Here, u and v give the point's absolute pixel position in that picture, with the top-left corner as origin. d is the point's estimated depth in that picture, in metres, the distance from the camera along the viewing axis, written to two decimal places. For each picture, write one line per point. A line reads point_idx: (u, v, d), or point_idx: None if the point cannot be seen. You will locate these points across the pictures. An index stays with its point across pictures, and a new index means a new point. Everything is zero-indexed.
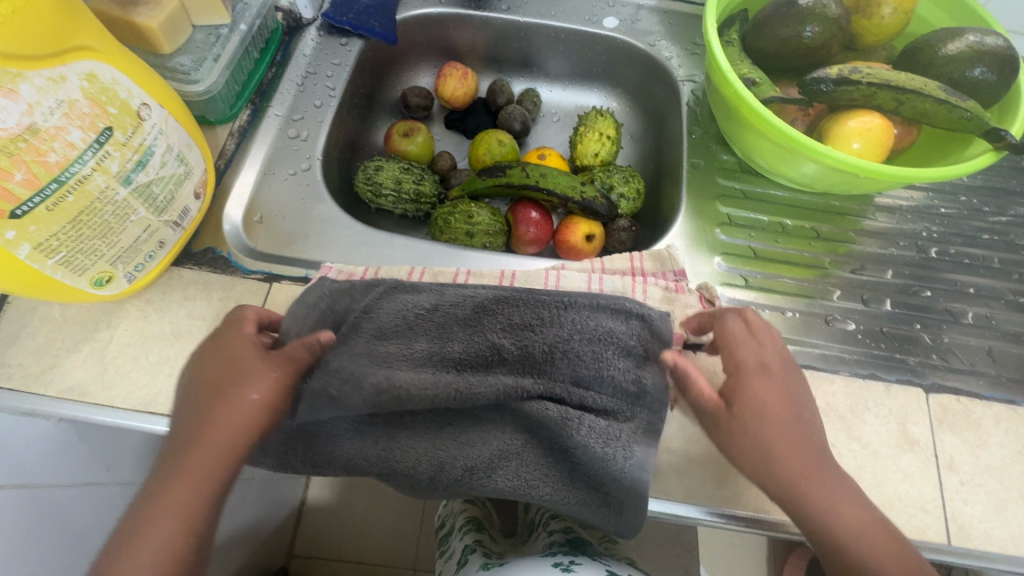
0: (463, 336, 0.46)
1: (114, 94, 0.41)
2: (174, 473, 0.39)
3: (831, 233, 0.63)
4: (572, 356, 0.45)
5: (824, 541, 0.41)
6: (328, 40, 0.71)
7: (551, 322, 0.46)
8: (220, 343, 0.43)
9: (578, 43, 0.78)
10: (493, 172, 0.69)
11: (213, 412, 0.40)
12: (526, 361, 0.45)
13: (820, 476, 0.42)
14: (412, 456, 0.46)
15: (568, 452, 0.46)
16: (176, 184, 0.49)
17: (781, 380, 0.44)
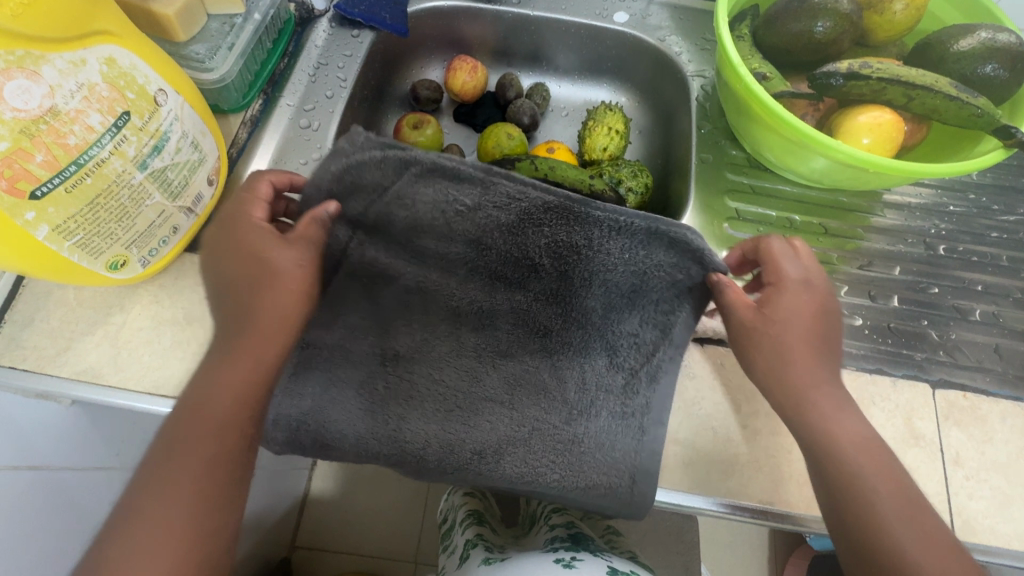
0: (501, 243, 0.43)
1: (131, 79, 0.41)
2: (224, 355, 0.42)
3: (838, 229, 0.63)
4: (608, 288, 0.45)
5: (826, 460, 0.43)
6: (340, 32, 0.71)
7: (597, 247, 0.42)
8: (239, 225, 0.45)
9: (588, 38, 0.78)
10: (502, 165, 0.70)
11: (257, 291, 0.43)
12: (552, 300, 0.47)
13: (827, 399, 0.44)
14: (423, 430, 0.47)
15: (578, 420, 0.48)
16: (191, 170, 0.49)
17: (821, 296, 0.45)
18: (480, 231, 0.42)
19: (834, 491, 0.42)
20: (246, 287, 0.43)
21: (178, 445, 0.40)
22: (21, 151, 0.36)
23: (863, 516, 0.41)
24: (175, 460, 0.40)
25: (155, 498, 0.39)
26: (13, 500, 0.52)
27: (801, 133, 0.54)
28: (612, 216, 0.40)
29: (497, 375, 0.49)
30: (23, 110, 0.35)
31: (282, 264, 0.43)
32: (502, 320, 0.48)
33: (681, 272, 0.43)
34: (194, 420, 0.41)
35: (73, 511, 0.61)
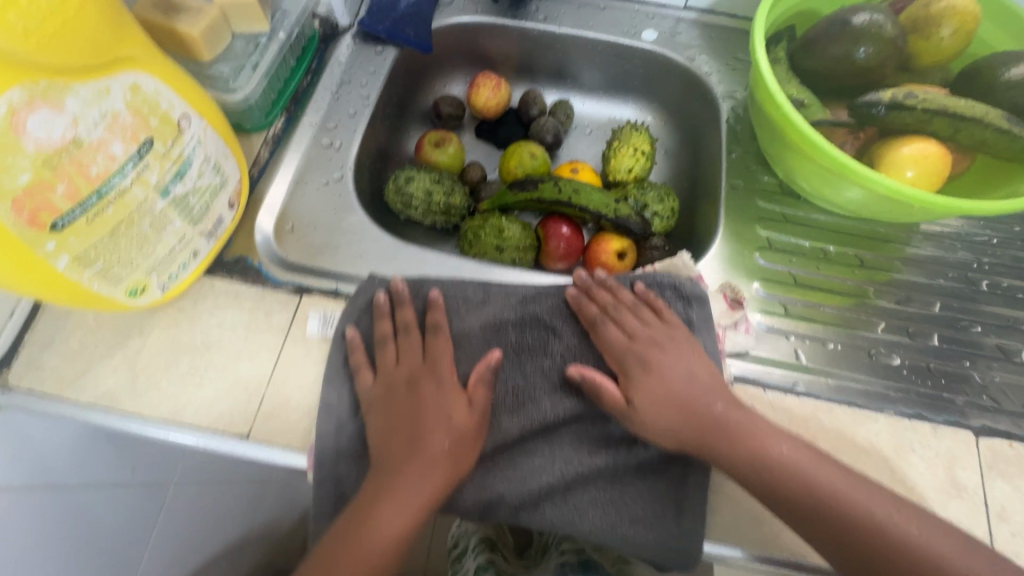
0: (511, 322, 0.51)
1: (155, 105, 0.41)
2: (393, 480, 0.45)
3: (874, 261, 0.61)
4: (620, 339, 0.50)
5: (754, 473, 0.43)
6: (364, 48, 0.70)
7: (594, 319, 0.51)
8: (434, 356, 0.50)
9: (615, 56, 0.76)
10: (524, 186, 0.69)
11: (436, 424, 0.47)
12: (583, 351, 0.51)
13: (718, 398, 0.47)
14: (470, 497, 0.47)
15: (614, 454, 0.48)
16: (212, 194, 0.49)
17: (667, 362, 0.49)
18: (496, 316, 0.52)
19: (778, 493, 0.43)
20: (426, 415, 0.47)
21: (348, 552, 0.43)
22: (43, 182, 0.35)
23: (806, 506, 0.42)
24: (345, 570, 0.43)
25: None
26: (29, 519, 0.52)
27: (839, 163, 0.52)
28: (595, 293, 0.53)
29: (529, 426, 0.49)
30: (45, 141, 0.34)
31: (457, 412, 0.47)
32: (530, 378, 0.50)
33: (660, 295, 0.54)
34: (351, 551, 0.43)
35: (88, 527, 0.60)
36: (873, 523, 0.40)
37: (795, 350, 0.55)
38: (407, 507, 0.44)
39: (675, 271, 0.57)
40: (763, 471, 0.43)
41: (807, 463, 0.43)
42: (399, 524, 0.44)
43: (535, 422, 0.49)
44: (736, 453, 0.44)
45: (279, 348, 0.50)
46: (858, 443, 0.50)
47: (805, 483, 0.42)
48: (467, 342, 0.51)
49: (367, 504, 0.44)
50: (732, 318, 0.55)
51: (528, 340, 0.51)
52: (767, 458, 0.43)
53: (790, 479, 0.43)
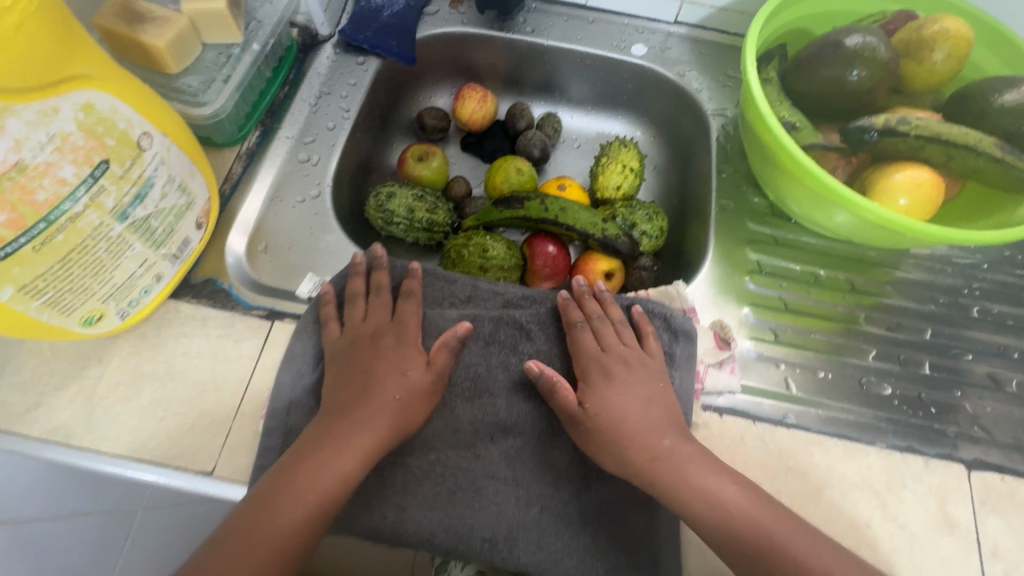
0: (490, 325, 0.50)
1: (113, 124, 0.38)
2: (342, 428, 0.42)
3: (865, 286, 0.60)
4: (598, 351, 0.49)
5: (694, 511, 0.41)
6: (344, 58, 0.68)
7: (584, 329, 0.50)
8: (399, 316, 0.49)
9: (603, 69, 0.75)
10: (509, 203, 0.67)
11: (394, 373, 0.45)
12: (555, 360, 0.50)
13: (660, 424, 0.44)
14: (432, 526, 0.44)
15: (589, 491, 0.45)
16: (177, 216, 0.46)
17: (632, 378, 0.47)
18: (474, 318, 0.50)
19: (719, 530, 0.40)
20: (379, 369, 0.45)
21: (275, 502, 0.39)
22: None
23: (745, 541, 0.39)
24: (264, 527, 0.38)
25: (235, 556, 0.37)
26: None
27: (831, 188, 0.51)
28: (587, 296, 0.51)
29: (501, 450, 0.46)
30: None
31: (415, 368, 0.45)
32: (504, 392, 0.47)
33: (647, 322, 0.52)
34: (281, 497, 0.39)
35: None
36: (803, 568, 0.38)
37: (786, 380, 0.53)
38: (352, 454, 0.41)
39: (669, 300, 0.56)
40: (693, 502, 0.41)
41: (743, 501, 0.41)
42: (340, 472, 0.40)
43: (493, 422, 0.46)
44: (666, 482, 0.42)
45: (247, 378, 0.48)
46: (849, 478, 0.48)
47: (734, 520, 0.40)
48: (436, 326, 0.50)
49: (305, 452, 0.41)
50: (719, 358, 0.51)
51: (501, 335, 0.49)
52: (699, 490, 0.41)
53: (719, 516, 0.40)
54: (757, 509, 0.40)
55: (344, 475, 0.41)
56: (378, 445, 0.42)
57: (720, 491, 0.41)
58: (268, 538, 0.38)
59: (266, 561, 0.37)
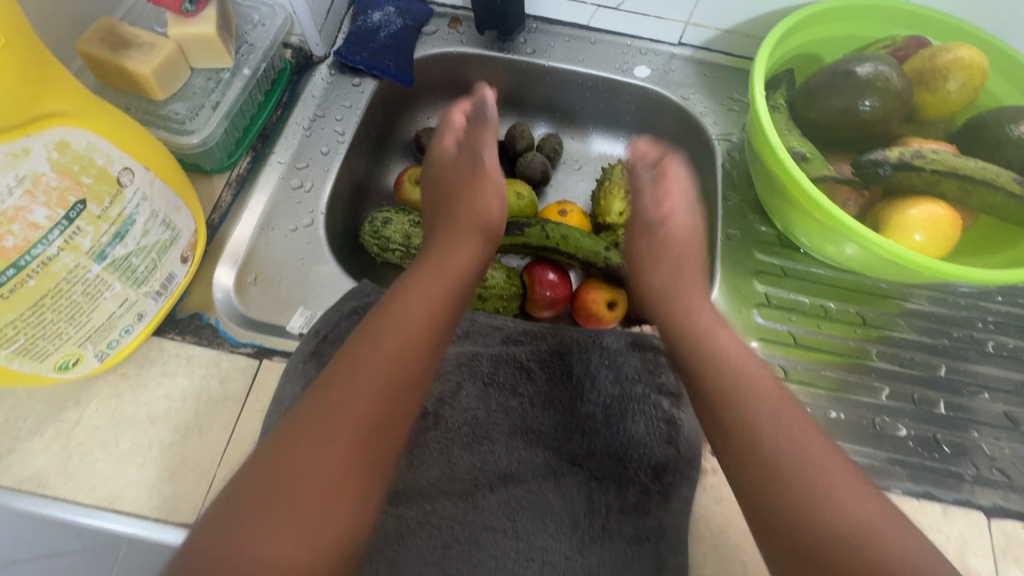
0: (489, 363, 0.49)
1: (90, 162, 0.36)
2: (417, 279, 0.45)
3: (876, 319, 0.58)
4: (597, 391, 0.48)
5: (756, 461, 0.35)
6: (340, 79, 0.66)
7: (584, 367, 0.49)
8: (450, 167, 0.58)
9: (605, 91, 0.73)
10: (509, 229, 0.65)
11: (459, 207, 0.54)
12: (555, 403, 0.48)
13: (753, 359, 0.41)
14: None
15: (591, 545, 0.42)
16: (161, 251, 0.44)
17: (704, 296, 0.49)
18: (471, 355, 0.49)
19: (776, 491, 0.34)
20: (363, 340, 0.39)
21: (271, 510, 0.32)
22: None
23: (808, 504, 0.33)
24: (340, 391, 0.36)
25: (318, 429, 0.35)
26: None
27: (838, 221, 0.49)
28: (587, 333, 0.50)
29: (497, 497, 0.44)
30: None
31: (472, 195, 0.54)
32: (500, 433, 0.46)
33: (654, 364, 0.49)
34: (359, 351, 0.39)
35: None
36: (848, 506, 0.33)
37: None
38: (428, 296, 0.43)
39: None
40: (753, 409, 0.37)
41: (815, 435, 0.36)
42: (415, 319, 0.41)
43: (492, 470, 0.45)
44: (733, 386, 0.39)
45: (234, 422, 0.45)
46: None
47: (796, 444, 0.35)
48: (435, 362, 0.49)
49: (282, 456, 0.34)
50: None
51: (500, 375, 0.48)
52: (771, 406, 0.37)
53: (786, 429, 0.36)
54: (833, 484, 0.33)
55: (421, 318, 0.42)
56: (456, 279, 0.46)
57: (794, 416, 0.37)
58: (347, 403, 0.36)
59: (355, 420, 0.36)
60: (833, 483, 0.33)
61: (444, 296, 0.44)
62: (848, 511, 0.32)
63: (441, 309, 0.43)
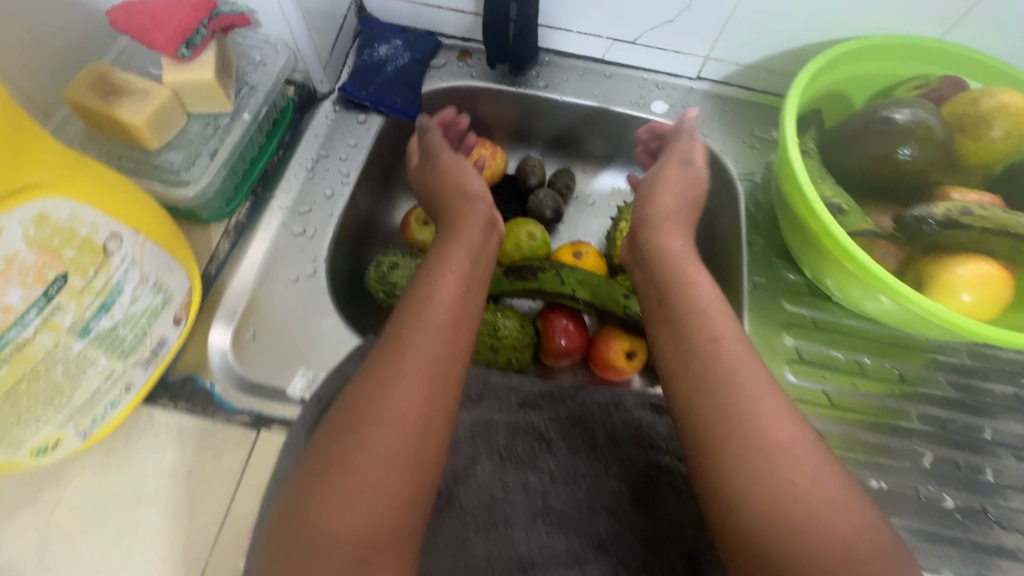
0: (507, 428, 0.46)
1: (72, 233, 0.33)
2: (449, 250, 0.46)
3: (913, 376, 0.54)
4: (624, 460, 0.45)
5: (696, 407, 0.35)
6: (344, 116, 0.63)
7: (608, 432, 0.46)
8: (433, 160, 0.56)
9: (620, 126, 0.70)
10: (521, 274, 0.62)
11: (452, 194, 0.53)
12: (581, 477, 0.44)
13: (730, 321, 0.38)
14: None
15: None
16: (152, 316, 0.40)
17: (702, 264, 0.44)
18: (488, 421, 0.46)
19: (709, 439, 0.33)
20: (414, 305, 0.39)
21: (345, 463, 0.32)
22: None
23: (735, 447, 0.32)
24: (404, 349, 0.36)
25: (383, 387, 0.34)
26: None
27: (872, 275, 0.46)
28: (607, 395, 0.48)
29: None
30: None
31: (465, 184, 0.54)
32: (523, 511, 0.42)
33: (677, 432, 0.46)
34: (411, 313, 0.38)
35: None
36: (785, 478, 0.31)
37: None
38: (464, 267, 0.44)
39: None
40: (704, 377, 0.35)
41: (771, 404, 0.33)
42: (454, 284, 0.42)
43: (514, 556, 0.40)
44: (693, 358, 0.36)
45: (228, 501, 0.42)
46: None
47: (745, 412, 0.33)
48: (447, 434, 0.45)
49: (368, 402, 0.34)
50: None
51: (518, 449, 0.45)
52: (729, 370, 0.35)
53: (731, 397, 0.34)
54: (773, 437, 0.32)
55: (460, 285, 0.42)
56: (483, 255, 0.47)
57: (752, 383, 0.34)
58: (417, 358, 0.36)
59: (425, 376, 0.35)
60: (773, 455, 0.31)
61: (474, 262, 0.46)
62: (788, 485, 0.30)
63: (475, 271, 0.45)
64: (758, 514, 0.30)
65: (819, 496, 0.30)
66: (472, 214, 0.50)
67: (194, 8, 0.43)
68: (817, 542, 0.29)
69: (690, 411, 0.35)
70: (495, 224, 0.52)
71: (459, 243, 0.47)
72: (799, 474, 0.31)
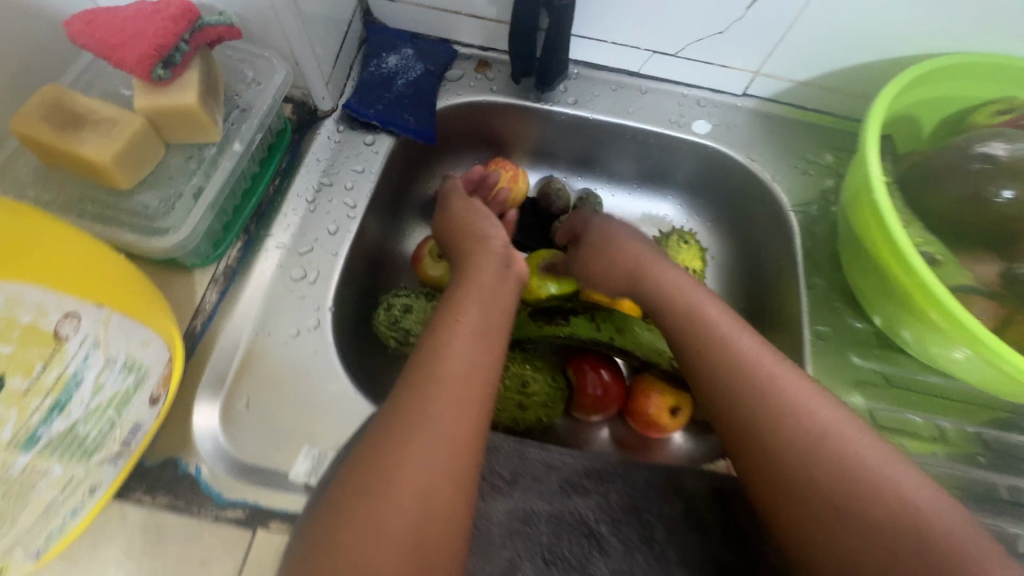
0: (548, 523, 0.39)
1: (8, 323, 0.25)
2: (461, 291, 0.42)
3: (1001, 443, 0.48)
4: (688, 561, 0.38)
5: (745, 417, 0.37)
6: (350, 137, 0.55)
7: (666, 525, 0.39)
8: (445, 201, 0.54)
9: (655, 148, 0.63)
10: (551, 317, 0.54)
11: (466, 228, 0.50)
12: None
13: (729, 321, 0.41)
14: None
15: None
16: (121, 403, 0.33)
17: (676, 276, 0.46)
18: (527, 515, 0.40)
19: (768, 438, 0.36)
20: (424, 363, 0.37)
21: (352, 522, 0.31)
22: None
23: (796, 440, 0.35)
24: (413, 412, 0.34)
25: (391, 448, 0.33)
26: None
27: (971, 334, 0.40)
28: (663, 475, 0.41)
29: None
30: None
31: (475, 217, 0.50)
32: None
33: (749, 521, 0.39)
34: (422, 372, 0.36)
35: None
36: (857, 470, 0.33)
37: None
38: (481, 312, 0.41)
39: None
40: (749, 389, 0.37)
41: (813, 397, 0.36)
42: (469, 334, 0.39)
43: None
44: (710, 375, 0.39)
45: None
46: None
47: (798, 414, 0.35)
48: (482, 535, 0.38)
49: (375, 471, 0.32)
50: None
51: (564, 548, 0.38)
52: (766, 375, 0.37)
53: (780, 402, 0.36)
54: (825, 415, 0.35)
55: (476, 332, 0.39)
56: (504, 296, 0.44)
57: (791, 382, 0.37)
58: (426, 424, 0.34)
59: (427, 444, 0.33)
60: (839, 448, 0.34)
61: (492, 305, 0.42)
62: (859, 474, 0.33)
63: (495, 318, 0.41)
64: (847, 517, 0.32)
65: (891, 475, 0.33)
66: (484, 249, 0.47)
67: (170, 19, 0.35)
68: (910, 525, 0.31)
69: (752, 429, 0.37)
70: (515, 262, 0.47)
71: (476, 281, 0.43)
72: (867, 461, 0.33)
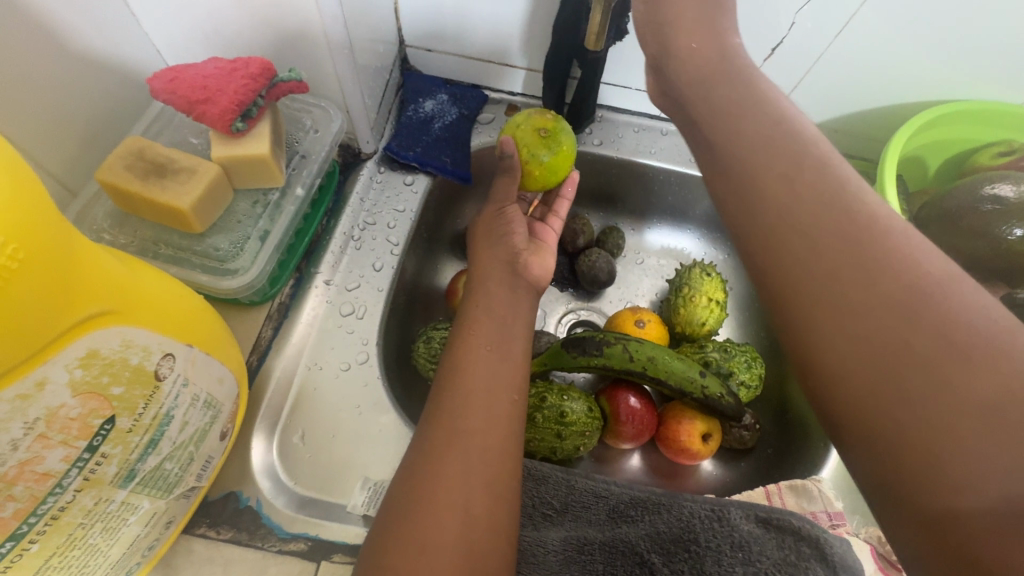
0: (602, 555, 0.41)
1: (122, 365, 0.27)
2: (480, 294, 0.41)
3: None
4: None
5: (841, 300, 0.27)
6: (391, 177, 0.58)
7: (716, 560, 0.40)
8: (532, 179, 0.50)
9: (677, 185, 0.66)
10: (584, 348, 0.53)
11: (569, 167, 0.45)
12: None
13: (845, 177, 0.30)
14: None
15: None
16: (199, 439, 0.34)
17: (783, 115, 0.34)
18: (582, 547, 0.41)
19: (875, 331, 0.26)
20: (457, 377, 0.35)
21: (406, 544, 0.30)
22: None
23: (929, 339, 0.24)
24: (453, 427, 0.33)
25: (426, 467, 0.32)
26: None
27: None
28: (710, 506, 0.42)
29: None
30: None
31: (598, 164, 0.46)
32: None
33: (796, 556, 0.39)
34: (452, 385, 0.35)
35: None
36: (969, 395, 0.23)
37: None
38: (500, 320, 0.39)
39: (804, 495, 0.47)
40: (842, 260, 0.27)
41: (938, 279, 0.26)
42: (486, 342, 0.37)
43: None
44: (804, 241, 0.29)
45: None
46: None
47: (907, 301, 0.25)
48: (540, 565, 0.40)
49: (420, 493, 0.31)
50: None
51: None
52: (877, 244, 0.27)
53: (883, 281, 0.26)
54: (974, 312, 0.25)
55: (495, 337, 0.38)
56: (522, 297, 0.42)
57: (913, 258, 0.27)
58: (460, 441, 0.32)
59: (472, 461, 0.32)
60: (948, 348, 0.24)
61: (512, 311, 0.40)
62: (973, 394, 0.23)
63: (514, 321, 0.40)
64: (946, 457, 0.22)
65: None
66: (497, 259, 0.44)
67: (250, 77, 0.38)
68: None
69: (818, 331, 0.28)
70: (528, 273, 0.44)
71: (492, 283, 0.42)
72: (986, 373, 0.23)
